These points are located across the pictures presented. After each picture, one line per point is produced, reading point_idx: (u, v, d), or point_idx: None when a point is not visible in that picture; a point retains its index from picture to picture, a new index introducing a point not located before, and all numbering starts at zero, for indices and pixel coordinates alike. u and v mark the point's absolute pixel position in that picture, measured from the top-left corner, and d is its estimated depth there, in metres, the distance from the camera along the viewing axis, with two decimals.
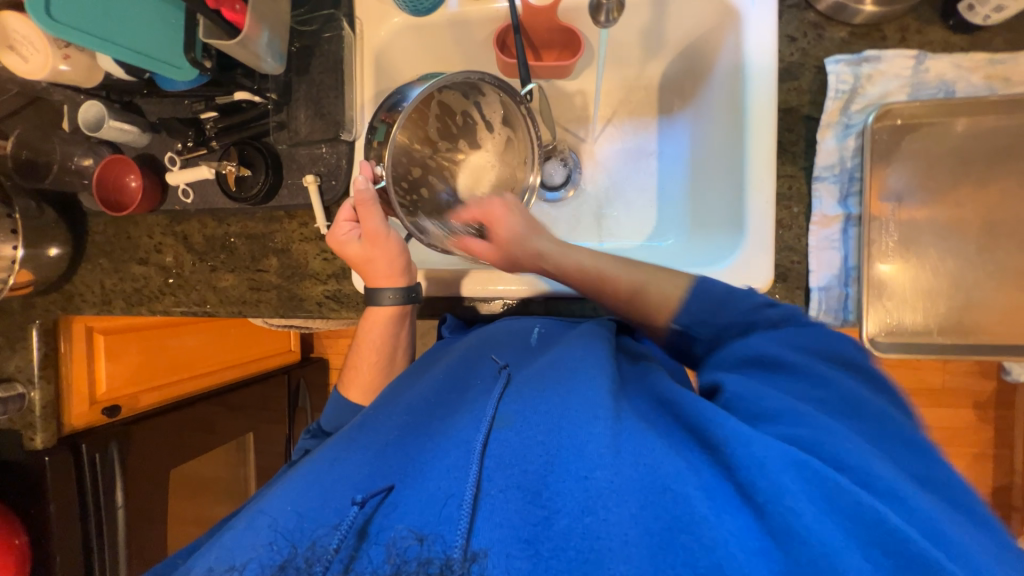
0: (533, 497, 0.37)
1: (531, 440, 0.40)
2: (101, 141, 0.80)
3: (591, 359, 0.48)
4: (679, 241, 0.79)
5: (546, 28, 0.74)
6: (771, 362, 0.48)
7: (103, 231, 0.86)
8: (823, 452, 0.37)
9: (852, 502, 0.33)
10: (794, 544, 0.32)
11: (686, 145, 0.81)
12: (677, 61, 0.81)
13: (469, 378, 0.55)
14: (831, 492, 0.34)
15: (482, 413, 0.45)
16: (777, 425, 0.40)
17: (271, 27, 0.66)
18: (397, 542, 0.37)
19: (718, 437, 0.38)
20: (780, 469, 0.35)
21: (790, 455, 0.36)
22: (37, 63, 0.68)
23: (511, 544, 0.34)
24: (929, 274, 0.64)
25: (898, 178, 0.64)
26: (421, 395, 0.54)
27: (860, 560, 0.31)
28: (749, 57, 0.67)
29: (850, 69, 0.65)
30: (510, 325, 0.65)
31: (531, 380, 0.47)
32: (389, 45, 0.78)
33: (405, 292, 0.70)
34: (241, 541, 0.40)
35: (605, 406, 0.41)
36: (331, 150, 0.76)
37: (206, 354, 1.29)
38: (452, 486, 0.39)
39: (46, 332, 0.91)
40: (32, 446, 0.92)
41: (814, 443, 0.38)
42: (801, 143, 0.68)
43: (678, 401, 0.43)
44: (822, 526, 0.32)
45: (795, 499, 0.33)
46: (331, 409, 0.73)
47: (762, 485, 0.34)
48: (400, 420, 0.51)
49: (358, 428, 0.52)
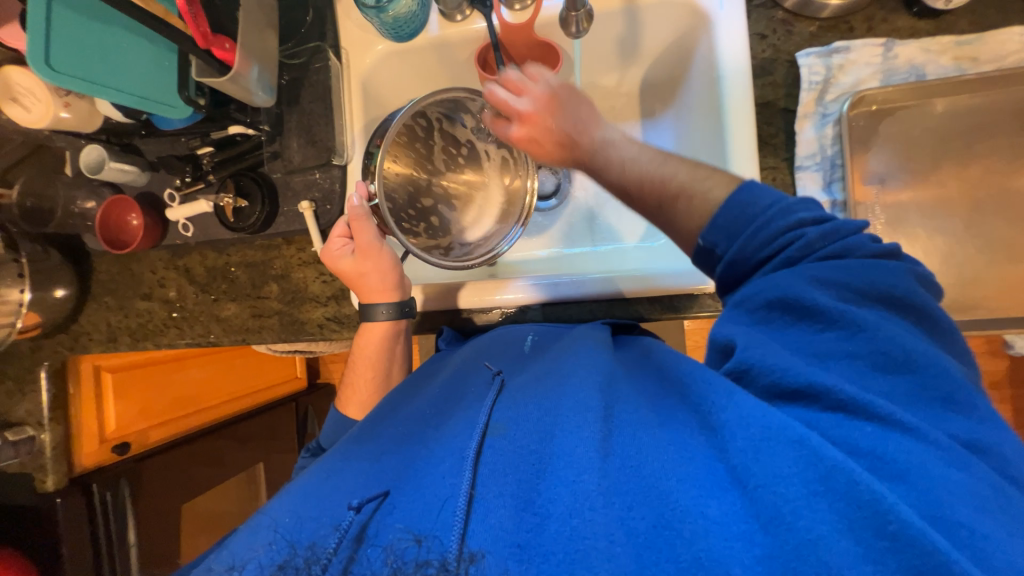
0: (526, 504, 0.37)
1: (523, 449, 0.41)
2: (102, 182, 0.83)
3: (586, 361, 0.49)
4: (671, 239, 0.80)
5: (524, 44, 0.76)
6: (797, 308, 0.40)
7: (108, 269, 0.88)
8: (832, 430, 0.34)
9: (850, 484, 0.30)
10: (780, 530, 0.30)
11: (670, 145, 0.83)
12: (651, 69, 0.83)
13: (466, 387, 0.56)
14: (828, 473, 0.31)
15: (475, 419, 0.46)
16: (795, 398, 0.37)
17: (260, 63, 0.68)
18: (397, 543, 0.37)
19: (714, 418, 0.37)
20: (773, 454, 0.33)
21: (786, 433, 0.33)
22: (39, 112, 0.71)
23: (502, 547, 0.35)
24: (921, 254, 0.64)
25: (879, 160, 0.66)
26: (420, 409, 0.55)
27: (846, 543, 0.29)
28: (722, 56, 0.69)
29: (821, 61, 0.66)
30: (507, 334, 0.67)
31: (526, 389, 0.48)
32: (375, 72, 0.81)
33: (398, 306, 0.71)
34: (242, 544, 0.42)
35: (594, 407, 0.41)
36: (324, 175, 0.78)
37: (213, 386, 1.29)
38: (447, 492, 0.39)
39: (56, 373, 0.92)
40: (44, 488, 0.93)
41: (831, 418, 0.34)
42: (781, 136, 0.69)
43: (686, 380, 0.43)
44: (809, 512, 0.30)
45: (785, 485, 0.31)
46: (330, 427, 0.75)
47: (753, 471, 0.33)
48: (401, 431, 0.52)
49: (356, 441, 0.53)
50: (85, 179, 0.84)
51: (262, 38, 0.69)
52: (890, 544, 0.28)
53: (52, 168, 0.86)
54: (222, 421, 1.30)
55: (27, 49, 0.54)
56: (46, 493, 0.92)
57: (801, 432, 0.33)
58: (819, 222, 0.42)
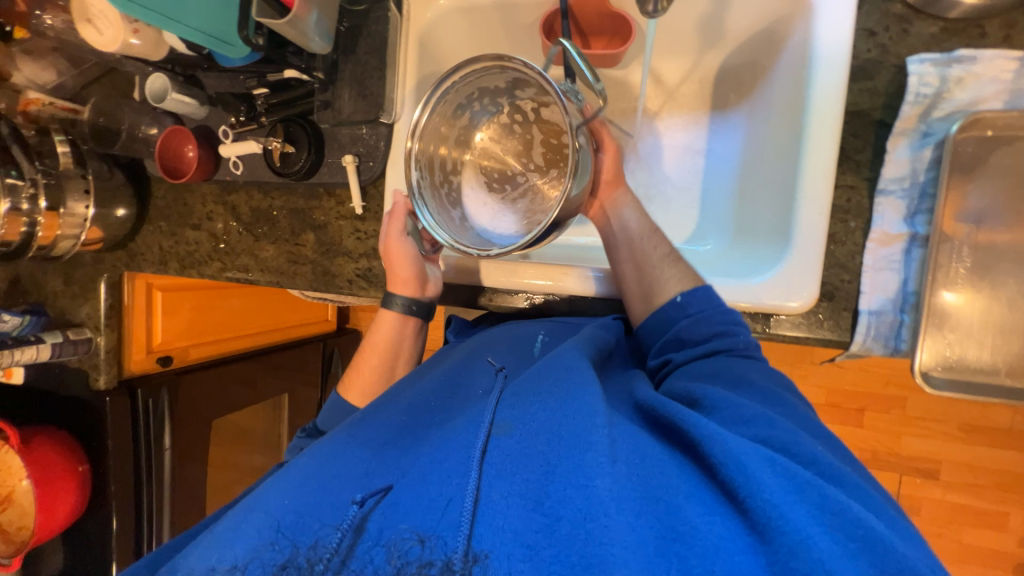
0: (536, 505, 0.36)
1: (531, 449, 0.40)
2: (164, 111, 0.85)
3: (585, 365, 0.48)
4: (719, 247, 0.75)
5: (595, 13, 0.70)
6: (736, 379, 0.49)
7: (164, 196, 0.92)
8: (794, 452, 0.39)
9: (820, 496, 0.34)
10: (773, 534, 0.32)
11: (737, 145, 0.76)
12: (736, 54, 0.75)
13: (467, 381, 0.58)
14: (802, 484, 0.35)
15: (479, 418, 0.45)
16: (750, 428, 0.42)
17: (319, 7, 0.67)
18: (398, 543, 0.36)
19: (696, 436, 0.39)
20: (757, 466, 0.35)
21: (761, 451, 0.37)
22: (110, 36, 0.73)
23: (514, 550, 0.34)
24: (1004, 307, 0.57)
25: (979, 197, 0.57)
26: (421, 395, 0.58)
27: (829, 543, 0.31)
28: (818, 52, 0.61)
29: (936, 70, 0.57)
30: (516, 330, 0.66)
31: (528, 382, 0.47)
32: (435, 29, 0.77)
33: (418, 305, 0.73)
34: (235, 540, 0.41)
35: (599, 412, 0.41)
36: (371, 131, 0.77)
37: (250, 317, 1.36)
38: (454, 491, 0.39)
39: (113, 286, 0.99)
40: (96, 385, 1.03)
41: (782, 444, 0.39)
42: (868, 151, 0.61)
43: (664, 409, 0.44)
44: (804, 522, 0.32)
45: (772, 492, 0.34)
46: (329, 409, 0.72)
47: (743, 483, 0.35)
48: (397, 421, 0.54)
49: (357, 424, 0.55)
50: (148, 106, 0.87)
51: None
52: (860, 544, 0.32)
53: (121, 92, 0.90)
54: (255, 350, 1.39)
55: None
56: (98, 390, 1.03)
57: (772, 454, 0.37)
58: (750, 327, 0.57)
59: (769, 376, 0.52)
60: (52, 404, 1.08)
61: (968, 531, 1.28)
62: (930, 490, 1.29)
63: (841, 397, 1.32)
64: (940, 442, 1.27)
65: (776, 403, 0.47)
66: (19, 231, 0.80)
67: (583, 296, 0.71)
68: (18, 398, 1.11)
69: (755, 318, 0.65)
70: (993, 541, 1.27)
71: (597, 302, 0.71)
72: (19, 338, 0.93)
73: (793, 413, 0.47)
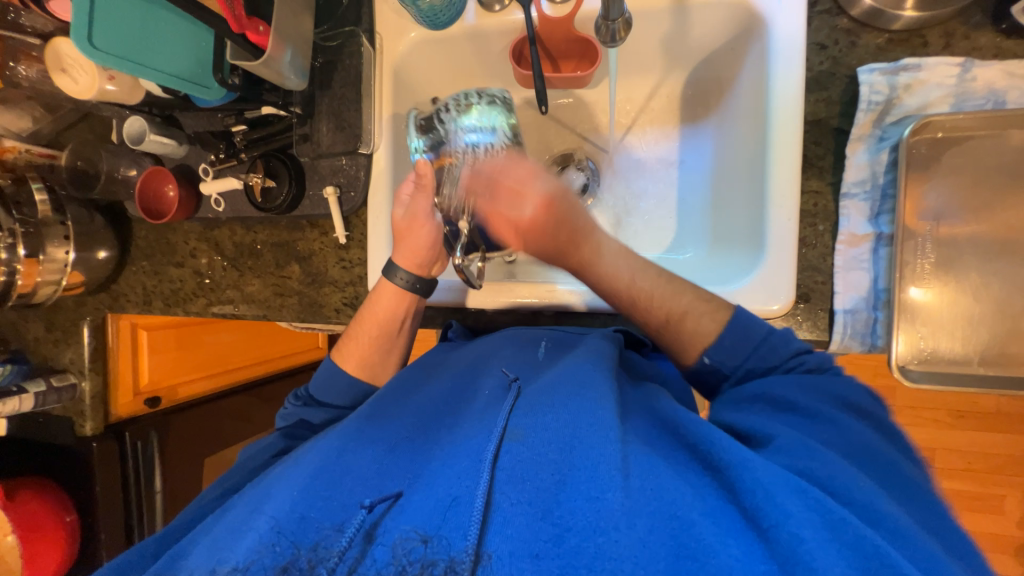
0: (545, 514, 0.36)
1: (543, 457, 0.40)
2: (144, 152, 0.86)
3: (601, 379, 0.47)
4: (698, 254, 0.77)
5: (562, 38, 0.73)
6: (783, 403, 0.48)
7: (146, 235, 0.92)
8: (834, 488, 0.38)
9: (856, 535, 0.33)
10: (794, 566, 0.31)
11: (708, 155, 0.79)
12: (701, 67, 0.77)
13: (477, 388, 0.54)
14: (833, 519, 0.34)
15: (491, 424, 0.45)
16: (783, 456, 0.41)
17: (294, 46, 0.68)
18: (402, 543, 0.37)
19: (724, 462, 0.39)
20: (785, 495, 0.35)
21: (791, 481, 0.36)
22: (85, 84, 0.74)
23: (518, 553, 0.35)
24: (970, 299, 0.59)
25: (937, 195, 0.60)
26: (430, 398, 0.55)
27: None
28: (774, 67, 0.64)
29: (885, 79, 0.60)
30: (515, 335, 0.63)
31: (543, 390, 0.47)
32: (408, 60, 0.79)
33: (422, 283, 0.69)
34: (235, 540, 0.41)
35: (615, 428, 0.41)
36: (351, 161, 0.78)
37: (238, 350, 1.34)
38: (463, 491, 0.39)
39: (97, 329, 0.98)
40: (82, 432, 1.00)
41: (818, 475, 0.39)
42: (829, 157, 0.64)
43: (688, 429, 0.43)
44: (827, 555, 0.31)
45: (799, 525, 0.33)
46: (320, 376, 0.69)
47: (768, 512, 0.34)
48: (413, 420, 0.52)
49: (366, 418, 0.53)
50: (127, 149, 0.87)
51: (298, 21, 0.69)
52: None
53: (99, 136, 0.90)
54: (246, 384, 1.39)
55: (71, 21, 0.56)
56: (83, 437, 1.00)
57: (804, 484, 0.36)
58: (813, 354, 0.53)
59: (826, 394, 0.49)
60: (34, 454, 1.05)
61: (967, 516, 1.29)
62: None
63: None
64: (931, 429, 1.30)
65: (824, 427, 0.45)
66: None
67: (567, 312, 0.72)
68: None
69: None
70: (990, 524, 1.29)
71: (583, 316, 0.72)
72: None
73: (848, 438, 0.44)
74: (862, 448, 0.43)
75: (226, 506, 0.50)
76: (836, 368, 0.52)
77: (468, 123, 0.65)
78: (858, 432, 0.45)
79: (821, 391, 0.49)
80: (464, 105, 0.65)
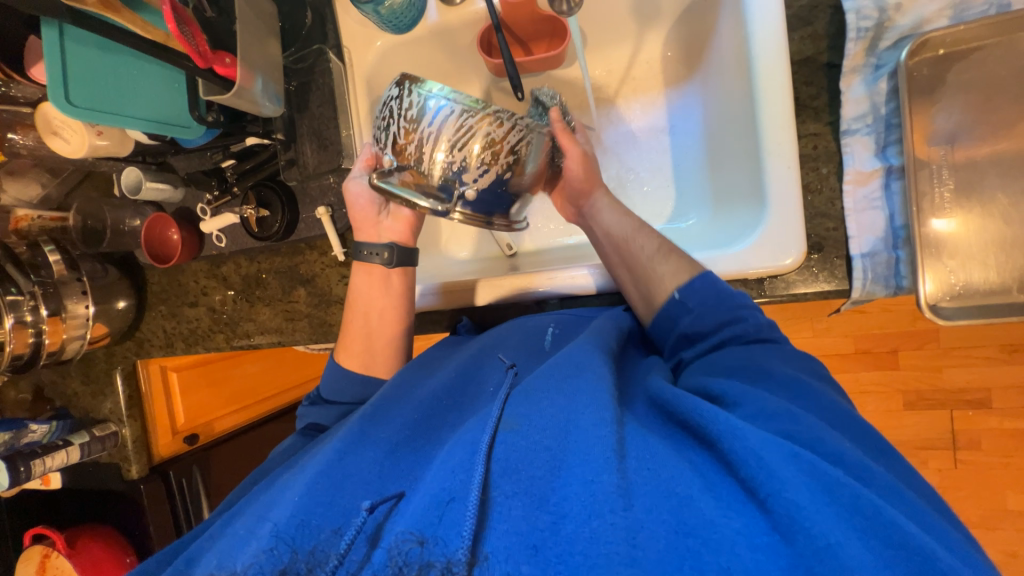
0: (541, 503, 0.36)
1: (537, 445, 0.39)
2: (144, 201, 0.88)
3: (597, 361, 0.47)
4: (701, 219, 0.74)
5: (528, 20, 0.71)
6: (755, 374, 0.47)
7: (158, 280, 0.94)
8: (825, 449, 0.37)
9: (855, 497, 0.33)
10: (796, 537, 0.31)
11: (698, 115, 0.75)
12: (677, 27, 0.75)
13: (479, 383, 0.54)
14: (832, 485, 0.33)
15: (487, 416, 0.44)
16: (772, 420, 0.40)
17: (262, 74, 0.69)
18: (399, 545, 0.37)
19: (713, 433, 0.38)
20: (780, 463, 0.34)
21: (785, 447, 0.36)
22: (77, 142, 0.76)
23: (517, 550, 0.34)
24: (1000, 223, 0.55)
25: (948, 116, 0.56)
26: (430, 392, 0.54)
27: (860, 549, 0.30)
28: (750, 14, 0.61)
29: (873, 1, 0.56)
30: (519, 323, 0.62)
31: (537, 378, 0.46)
32: (378, 69, 0.79)
33: (389, 251, 0.69)
34: (241, 550, 0.41)
35: (609, 409, 0.40)
36: (338, 179, 0.79)
37: (266, 380, 1.37)
38: (457, 487, 0.38)
39: (129, 376, 1.02)
40: (129, 476, 1.04)
41: (808, 438, 0.38)
42: (823, 96, 0.61)
43: (677, 406, 0.42)
44: (824, 518, 0.31)
45: (796, 491, 0.33)
46: (327, 376, 0.68)
47: (763, 480, 0.34)
48: (408, 419, 0.51)
49: (368, 419, 0.52)
50: (128, 200, 0.90)
51: (264, 47, 0.69)
52: (897, 553, 0.31)
53: (102, 192, 0.93)
54: (274, 412, 1.42)
55: (47, 86, 0.57)
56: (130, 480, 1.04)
57: (797, 450, 0.35)
58: (760, 313, 0.54)
59: (793, 368, 0.48)
60: (89, 502, 1.10)
61: None
62: (985, 420, 1.23)
63: (871, 342, 1.27)
64: (984, 368, 1.22)
65: (799, 396, 0.44)
66: (26, 343, 0.83)
67: (571, 297, 0.70)
68: (57, 503, 1.13)
69: (747, 286, 0.63)
70: None
71: (589, 298, 0.70)
72: (44, 445, 0.94)
73: (821, 407, 0.43)
74: (841, 416, 0.43)
75: (231, 514, 0.51)
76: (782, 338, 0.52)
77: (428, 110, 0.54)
78: (827, 399, 0.44)
79: (792, 365, 0.48)
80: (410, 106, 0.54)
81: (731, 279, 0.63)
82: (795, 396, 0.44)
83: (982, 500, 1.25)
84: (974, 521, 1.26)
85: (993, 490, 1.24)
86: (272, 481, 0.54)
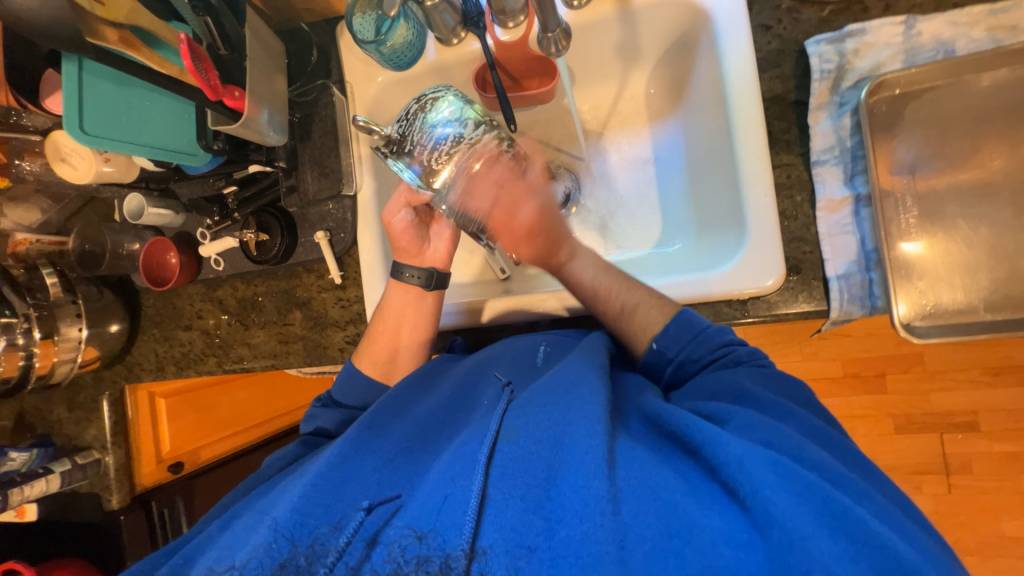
0: (537, 507, 0.36)
1: (533, 452, 0.40)
2: (144, 226, 0.90)
3: (590, 373, 0.48)
4: (687, 244, 0.77)
5: (521, 60, 0.76)
6: (741, 395, 0.49)
7: (153, 303, 0.94)
8: (799, 456, 0.39)
9: (826, 499, 0.34)
10: (774, 534, 0.32)
11: (681, 146, 0.80)
12: (658, 67, 0.81)
13: (474, 397, 0.54)
14: (805, 487, 0.35)
15: (485, 427, 0.45)
16: (759, 434, 0.42)
17: (269, 106, 0.72)
18: (398, 541, 0.38)
19: (698, 441, 0.40)
20: (757, 466, 0.36)
21: (764, 453, 0.37)
22: (83, 168, 0.79)
23: (513, 548, 0.35)
24: (963, 247, 0.59)
25: (907, 149, 0.61)
26: (429, 408, 0.55)
27: (833, 546, 0.32)
28: (725, 55, 0.66)
29: (833, 48, 0.62)
30: (510, 341, 0.63)
31: (533, 392, 0.47)
32: (379, 102, 0.84)
33: (428, 275, 0.71)
34: (241, 547, 0.41)
35: (602, 420, 0.41)
36: (337, 205, 0.81)
37: (256, 406, 1.36)
38: (455, 490, 0.39)
39: (116, 402, 0.99)
40: (109, 506, 1.00)
41: (782, 446, 0.40)
42: (793, 130, 0.65)
43: (665, 418, 0.43)
44: (799, 516, 0.33)
45: (773, 492, 0.34)
46: (342, 380, 0.69)
47: (742, 481, 0.35)
48: (408, 431, 0.52)
49: (366, 428, 0.52)
50: (128, 225, 0.91)
51: (271, 82, 0.74)
52: (864, 550, 0.32)
53: (103, 217, 0.95)
54: (261, 440, 1.39)
55: (64, 116, 0.61)
56: (110, 511, 1.00)
57: (775, 456, 0.37)
58: (744, 345, 0.55)
59: (778, 389, 0.51)
60: (66, 534, 1.05)
61: None
62: (974, 443, 1.25)
63: (857, 365, 1.30)
64: (969, 391, 1.24)
65: (780, 414, 0.46)
66: (16, 365, 0.83)
67: (563, 318, 0.72)
68: (31, 537, 1.08)
69: (732, 307, 0.65)
70: None
71: (580, 320, 0.72)
72: (24, 473, 0.92)
73: (801, 424, 0.45)
74: (816, 430, 0.45)
75: (231, 515, 0.51)
76: (765, 360, 0.54)
77: (435, 119, 0.60)
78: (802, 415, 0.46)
79: (773, 387, 0.51)
80: (424, 107, 0.61)
81: (717, 299, 0.65)
82: (776, 413, 0.46)
83: (977, 525, 1.25)
84: (971, 546, 1.25)
85: (989, 515, 1.24)
86: (267, 490, 0.54)
